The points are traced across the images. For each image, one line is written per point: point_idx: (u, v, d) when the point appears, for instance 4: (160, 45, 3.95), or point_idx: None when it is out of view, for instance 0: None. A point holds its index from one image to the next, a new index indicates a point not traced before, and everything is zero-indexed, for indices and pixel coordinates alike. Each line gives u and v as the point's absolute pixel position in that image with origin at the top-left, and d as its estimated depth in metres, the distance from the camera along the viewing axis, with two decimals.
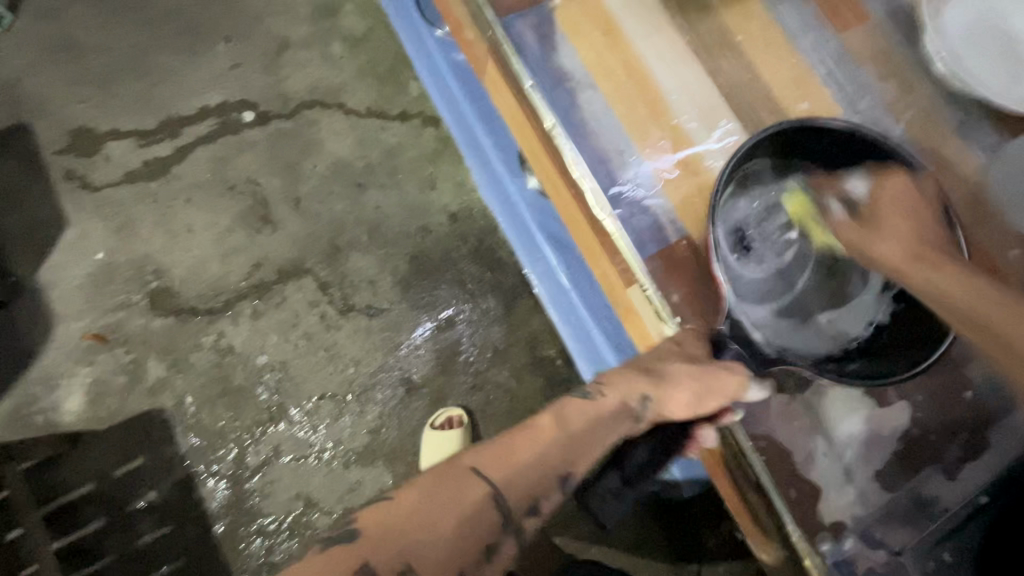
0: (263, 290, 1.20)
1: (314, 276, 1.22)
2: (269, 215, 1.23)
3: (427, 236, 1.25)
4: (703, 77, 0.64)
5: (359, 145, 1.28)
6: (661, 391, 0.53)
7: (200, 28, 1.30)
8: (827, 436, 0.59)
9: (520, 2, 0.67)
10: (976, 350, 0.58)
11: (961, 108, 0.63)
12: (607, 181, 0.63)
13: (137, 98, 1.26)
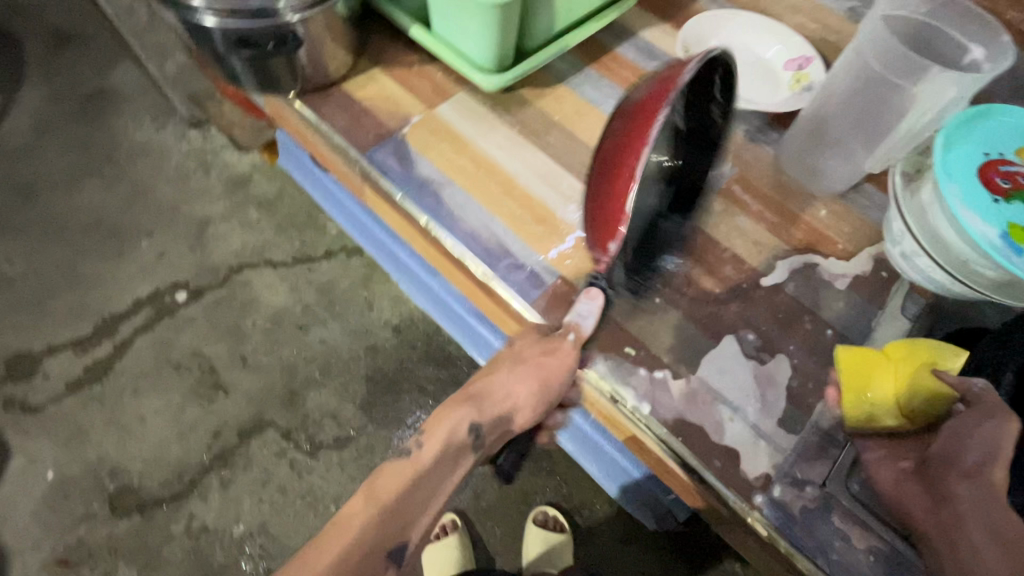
0: (226, 457, 1.20)
1: (276, 426, 1.23)
2: (221, 380, 1.26)
3: (376, 354, 1.31)
4: (541, 155, 0.71)
5: (292, 292, 1.36)
6: (486, 417, 0.53)
7: (122, 230, 1.40)
8: (746, 396, 0.57)
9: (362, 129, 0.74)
10: (825, 298, 0.64)
11: (744, 119, 0.77)
12: (482, 253, 0.63)
13: (73, 310, 1.31)
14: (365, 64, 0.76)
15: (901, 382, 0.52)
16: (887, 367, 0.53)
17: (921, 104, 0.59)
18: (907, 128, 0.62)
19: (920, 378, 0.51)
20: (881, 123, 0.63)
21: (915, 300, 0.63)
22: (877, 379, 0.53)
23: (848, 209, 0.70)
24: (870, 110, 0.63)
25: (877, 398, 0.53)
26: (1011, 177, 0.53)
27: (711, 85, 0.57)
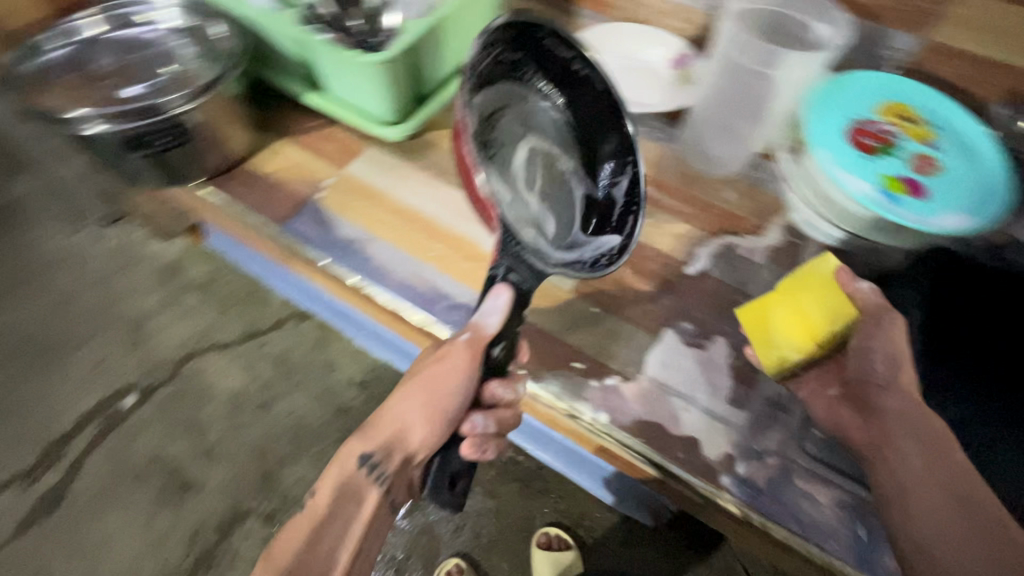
0: (208, 557, 1.14)
1: (256, 514, 1.18)
2: (187, 479, 1.20)
3: (347, 414, 1.27)
4: (458, 192, 0.72)
5: (249, 372, 1.31)
6: (376, 444, 0.52)
7: (54, 345, 1.32)
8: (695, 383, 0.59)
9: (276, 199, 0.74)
10: (748, 273, 0.68)
11: (643, 120, 0.81)
12: (418, 299, 0.63)
13: (13, 441, 1.22)
14: (267, 138, 0.76)
15: (802, 334, 0.54)
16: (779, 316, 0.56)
17: (784, 82, 0.65)
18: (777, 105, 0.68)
19: (831, 304, 0.53)
20: (756, 105, 0.68)
21: (829, 257, 0.68)
22: (784, 330, 0.55)
23: (754, 185, 0.74)
24: (744, 96, 0.68)
25: (785, 347, 0.55)
26: (876, 136, 0.59)
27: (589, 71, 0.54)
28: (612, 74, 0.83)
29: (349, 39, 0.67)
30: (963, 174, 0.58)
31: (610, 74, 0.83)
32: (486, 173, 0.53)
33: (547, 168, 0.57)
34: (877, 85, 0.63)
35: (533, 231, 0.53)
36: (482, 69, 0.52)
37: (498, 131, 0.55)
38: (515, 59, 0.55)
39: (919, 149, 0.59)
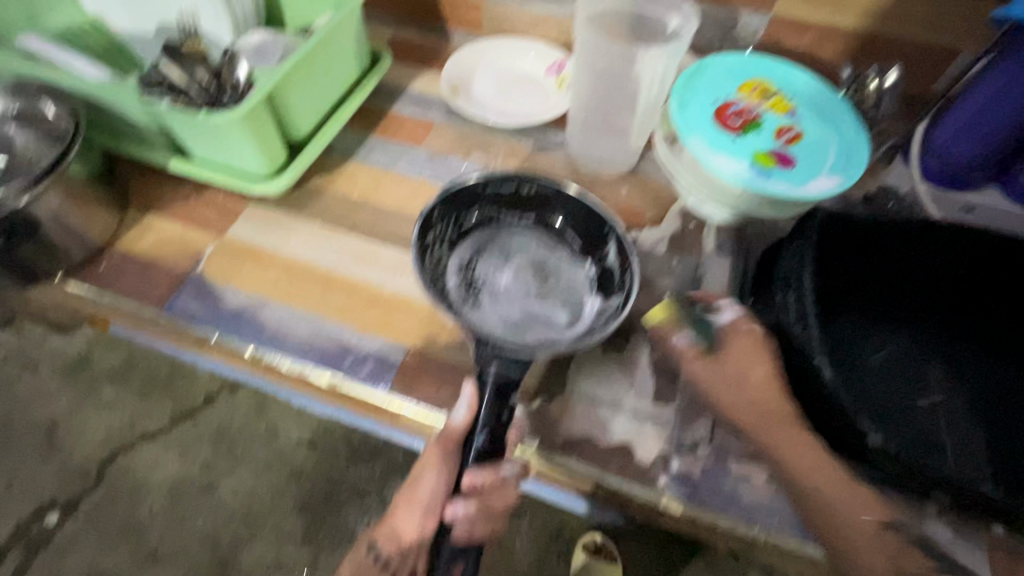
0: None
1: None
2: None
3: (300, 480, 1.05)
4: (350, 237, 0.69)
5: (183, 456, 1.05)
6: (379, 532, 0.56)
7: None
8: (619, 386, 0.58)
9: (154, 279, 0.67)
10: (653, 265, 0.68)
11: (530, 132, 0.81)
12: (323, 359, 0.59)
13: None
14: (135, 215, 0.70)
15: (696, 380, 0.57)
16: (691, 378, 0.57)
17: (650, 74, 0.65)
18: (648, 95, 0.68)
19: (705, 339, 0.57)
20: (625, 99, 0.69)
21: (725, 235, 0.70)
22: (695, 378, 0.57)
23: (644, 179, 0.75)
24: (611, 92, 0.70)
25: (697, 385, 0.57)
26: (741, 116, 0.61)
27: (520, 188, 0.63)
28: (491, 93, 0.83)
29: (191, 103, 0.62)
30: (824, 139, 0.61)
31: (490, 93, 0.83)
32: (483, 304, 0.58)
33: (535, 270, 0.61)
34: (733, 66, 0.65)
35: (545, 328, 0.56)
36: (452, 235, 0.61)
37: (484, 270, 0.60)
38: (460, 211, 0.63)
39: (782, 122, 0.62)
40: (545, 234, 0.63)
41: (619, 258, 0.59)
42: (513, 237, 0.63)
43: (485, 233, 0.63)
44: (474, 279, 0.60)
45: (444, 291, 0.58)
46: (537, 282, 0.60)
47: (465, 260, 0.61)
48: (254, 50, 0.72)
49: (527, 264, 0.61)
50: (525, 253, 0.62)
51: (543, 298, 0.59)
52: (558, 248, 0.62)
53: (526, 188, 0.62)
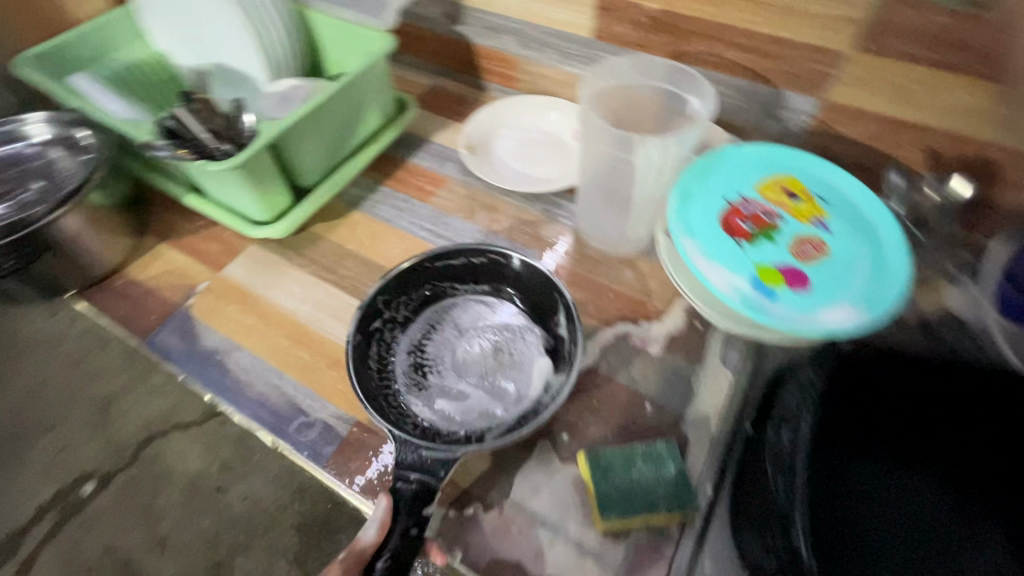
0: None
1: None
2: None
3: None
4: (332, 291, 0.68)
5: None
6: None
7: None
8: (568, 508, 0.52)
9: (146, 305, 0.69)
10: (642, 367, 0.61)
11: (541, 199, 0.77)
12: (270, 417, 0.58)
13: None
14: (151, 242, 0.74)
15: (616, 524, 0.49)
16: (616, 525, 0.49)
17: (643, 164, 0.57)
18: (645, 178, 0.60)
19: None
20: (623, 187, 0.63)
21: (731, 344, 0.61)
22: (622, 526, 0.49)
23: (653, 266, 0.69)
24: (609, 179, 0.63)
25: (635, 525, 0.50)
26: (752, 218, 0.53)
27: (471, 265, 0.64)
28: (512, 153, 0.80)
29: (188, 151, 0.64)
30: (851, 257, 0.51)
31: (511, 153, 0.81)
32: (427, 388, 0.59)
33: (488, 344, 0.62)
34: (757, 158, 0.58)
35: (492, 404, 0.58)
36: (404, 313, 0.62)
37: (433, 349, 0.62)
38: (417, 295, 0.63)
39: (805, 231, 0.53)
40: (501, 308, 0.65)
41: (570, 329, 0.58)
42: (471, 311, 0.65)
43: (441, 309, 0.65)
44: (426, 361, 0.61)
45: (391, 373, 0.59)
46: (489, 355, 0.61)
47: (421, 338, 0.62)
48: (278, 97, 0.74)
49: (479, 339, 0.63)
50: (480, 326, 0.64)
51: (495, 373, 0.60)
52: (513, 320, 0.64)
53: (478, 259, 0.63)
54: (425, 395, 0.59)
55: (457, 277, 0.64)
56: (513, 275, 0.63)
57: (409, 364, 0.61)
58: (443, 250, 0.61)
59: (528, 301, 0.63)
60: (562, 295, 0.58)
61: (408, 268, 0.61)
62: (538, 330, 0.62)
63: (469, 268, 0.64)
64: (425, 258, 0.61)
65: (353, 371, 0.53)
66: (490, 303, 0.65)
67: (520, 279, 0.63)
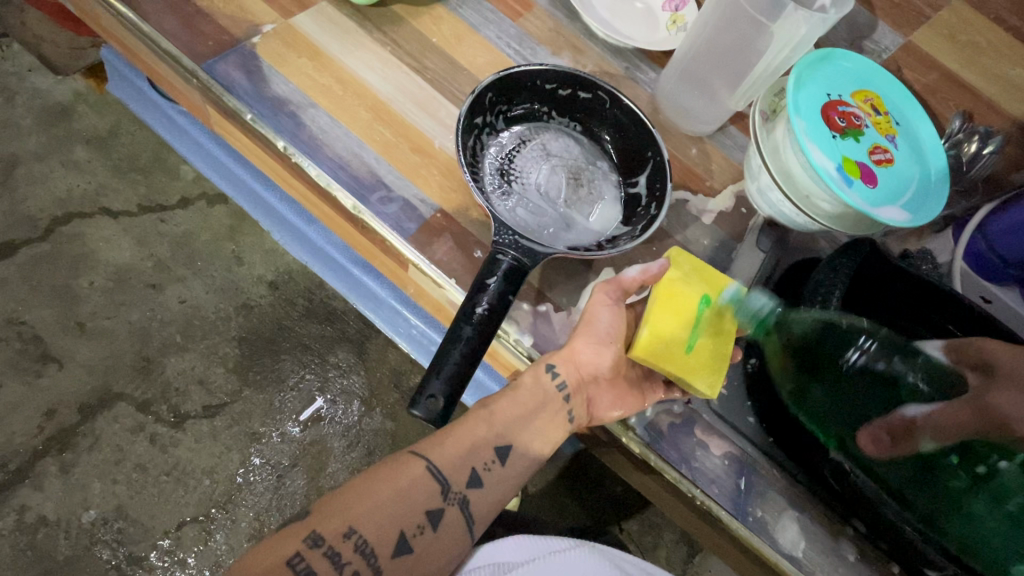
0: (66, 438, 0.99)
1: (128, 400, 1.02)
2: (55, 354, 1.02)
3: (250, 313, 1.10)
4: (415, 79, 0.64)
5: (139, 246, 1.10)
6: (458, 471, 0.49)
7: None
8: (601, 340, 0.53)
9: (192, 25, 0.60)
10: (691, 230, 0.68)
11: (625, 58, 0.77)
12: (352, 182, 0.57)
13: None
14: None
15: (692, 354, 0.51)
16: (687, 358, 0.51)
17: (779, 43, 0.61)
18: (768, 68, 0.64)
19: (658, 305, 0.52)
20: (744, 62, 0.65)
21: (770, 231, 0.69)
22: (699, 359, 0.51)
23: (713, 150, 0.74)
24: (733, 50, 0.65)
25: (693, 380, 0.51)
26: (846, 117, 0.59)
27: (574, 96, 0.65)
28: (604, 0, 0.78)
29: None
30: (909, 174, 0.60)
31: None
32: (511, 196, 0.61)
33: (570, 172, 0.65)
34: (857, 69, 0.63)
35: (567, 226, 0.61)
36: (500, 121, 0.63)
37: (520, 162, 0.63)
38: (513, 104, 0.63)
39: (879, 141, 0.60)
40: (587, 145, 0.66)
41: (653, 185, 0.63)
42: (560, 139, 0.66)
43: (532, 127, 0.65)
44: (511, 171, 0.63)
45: (480, 168, 0.60)
46: (570, 183, 0.64)
47: (509, 148, 0.63)
48: None
49: (563, 166, 0.65)
50: (565, 156, 0.65)
51: (574, 199, 0.63)
52: (597, 159, 0.66)
53: (584, 93, 0.64)
54: (508, 201, 0.60)
55: (556, 103, 0.65)
56: (610, 118, 0.65)
57: (496, 169, 0.62)
58: (556, 68, 0.62)
59: (615, 147, 0.66)
60: (656, 155, 0.62)
61: (518, 73, 0.61)
62: (618, 175, 0.66)
63: (570, 97, 0.64)
64: (538, 68, 0.61)
65: (461, 146, 0.56)
66: (576, 136, 0.67)
67: (615, 122, 0.65)
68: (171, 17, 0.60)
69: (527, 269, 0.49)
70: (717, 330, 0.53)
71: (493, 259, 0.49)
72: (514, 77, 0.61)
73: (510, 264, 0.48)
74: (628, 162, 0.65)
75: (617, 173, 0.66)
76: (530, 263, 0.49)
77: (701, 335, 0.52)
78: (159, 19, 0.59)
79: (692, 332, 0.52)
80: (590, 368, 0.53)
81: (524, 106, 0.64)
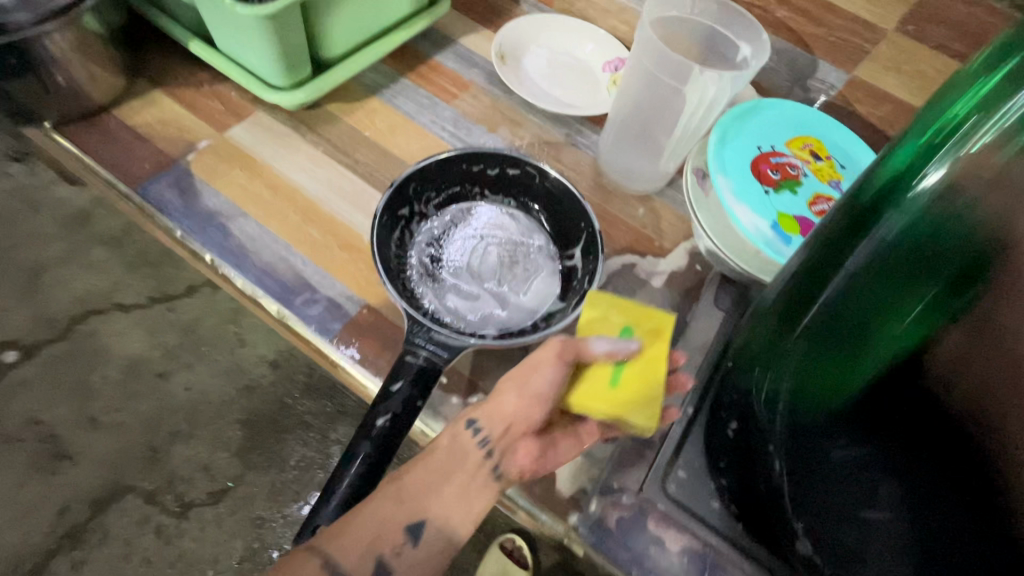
0: (78, 534, 0.93)
1: (137, 492, 0.93)
2: (65, 451, 0.96)
3: (254, 394, 0.99)
4: (346, 174, 0.66)
5: (150, 336, 1.02)
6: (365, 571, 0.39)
7: None
8: (525, 381, 0.44)
9: (133, 151, 0.63)
10: (641, 296, 0.65)
11: (565, 124, 0.76)
12: (276, 286, 0.57)
13: None
14: (144, 88, 0.68)
15: (619, 387, 0.43)
16: (616, 396, 0.43)
17: (696, 100, 0.60)
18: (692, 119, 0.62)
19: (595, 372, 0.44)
20: (668, 122, 0.65)
21: (727, 289, 0.65)
22: (629, 392, 0.43)
23: (663, 207, 0.71)
24: (657, 111, 0.65)
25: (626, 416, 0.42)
26: (780, 168, 0.56)
27: (503, 175, 0.64)
28: (542, 71, 0.79)
29: None
30: None
31: (541, 70, 0.79)
32: (441, 282, 0.60)
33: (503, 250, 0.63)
34: (791, 116, 0.61)
35: (499, 307, 0.59)
36: (430, 208, 0.63)
37: (452, 246, 0.63)
38: (440, 189, 0.63)
39: (822, 189, 0.57)
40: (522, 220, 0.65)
41: (587, 256, 0.61)
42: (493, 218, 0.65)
43: (464, 209, 0.65)
44: (442, 255, 0.62)
45: (408, 258, 0.60)
46: (505, 262, 0.62)
47: (439, 233, 0.63)
48: None
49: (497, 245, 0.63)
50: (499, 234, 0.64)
51: (508, 278, 0.61)
52: (532, 233, 0.64)
53: (512, 170, 0.64)
54: (436, 288, 0.59)
55: (486, 183, 0.65)
56: (542, 192, 0.64)
57: (425, 256, 0.61)
58: (479, 150, 0.63)
59: (550, 219, 0.64)
60: (589, 226, 0.61)
61: (439, 161, 0.61)
62: (556, 247, 0.64)
63: (498, 176, 0.64)
64: (461, 154, 0.62)
65: (376, 243, 0.56)
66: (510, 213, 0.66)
67: (546, 195, 0.64)
68: (111, 146, 0.64)
69: (437, 371, 0.47)
70: (648, 351, 0.44)
71: (400, 361, 0.48)
72: (437, 165, 0.62)
73: (418, 368, 0.47)
74: (564, 233, 0.63)
75: (554, 245, 0.64)
76: (442, 363, 0.47)
77: (628, 362, 0.44)
78: (103, 149, 0.63)
79: (620, 364, 0.44)
80: (517, 416, 0.44)
81: (453, 190, 0.64)
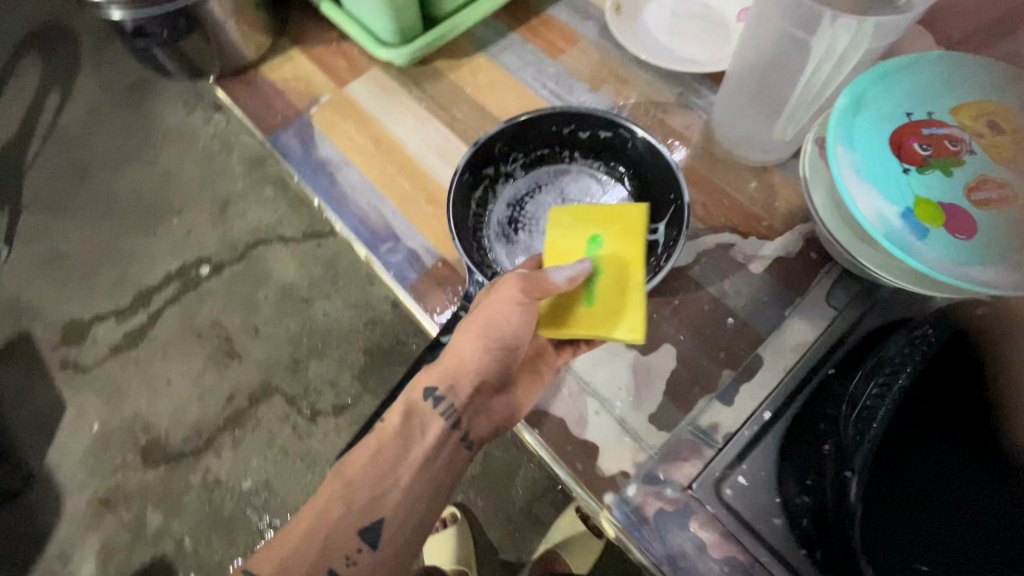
0: (240, 420, 0.91)
1: (282, 393, 0.92)
2: (235, 349, 0.94)
3: (377, 328, 0.92)
4: (443, 130, 0.68)
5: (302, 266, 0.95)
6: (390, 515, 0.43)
7: (87, 169, 1.06)
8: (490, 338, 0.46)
9: (269, 105, 0.72)
10: (735, 281, 0.58)
11: (679, 83, 0.69)
12: (366, 233, 0.62)
13: (43, 270, 1.01)
14: (283, 47, 0.76)
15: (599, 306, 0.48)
16: (596, 314, 0.47)
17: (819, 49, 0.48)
18: (819, 67, 0.50)
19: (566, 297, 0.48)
20: (787, 82, 0.54)
21: (843, 283, 0.56)
22: (610, 309, 0.47)
23: (779, 182, 0.62)
24: (776, 67, 0.54)
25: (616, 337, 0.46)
26: (929, 144, 0.45)
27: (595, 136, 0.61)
28: (662, 21, 0.71)
29: None
30: None
31: (661, 20, 0.71)
32: (515, 244, 0.60)
33: None
34: (967, 74, 0.47)
35: None
36: (515, 168, 0.63)
37: (532, 208, 0.62)
38: (527, 149, 0.62)
39: (989, 172, 0.44)
40: (610, 186, 0.62)
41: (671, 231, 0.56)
42: (580, 182, 0.63)
43: (550, 171, 0.63)
44: (520, 218, 0.62)
45: (486, 218, 0.61)
46: None
47: (521, 195, 0.63)
48: None
49: None
50: (583, 199, 0.62)
51: None
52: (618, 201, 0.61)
53: (604, 132, 0.60)
54: (509, 250, 0.60)
55: (576, 145, 0.62)
56: (633, 158, 0.60)
57: (503, 217, 0.62)
58: (571, 109, 0.58)
59: (640, 188, 0.60)
60: (678, 198, 0.55)
61: (527, 119, 0.59)
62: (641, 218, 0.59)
63: (589, 137, 0.61)
64: (552, 112, 0.59)
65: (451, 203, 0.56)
66: (598, 178, 0.62)
67: (637, 160, 0.59)
68: (253, 101, 0.73)
69: None
70: (610, 267, 0.49)
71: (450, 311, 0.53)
72: (526, 123, 0.59)
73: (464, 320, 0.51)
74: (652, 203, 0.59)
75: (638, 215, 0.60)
76: None
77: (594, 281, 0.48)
78: (248, 103, 0.73)
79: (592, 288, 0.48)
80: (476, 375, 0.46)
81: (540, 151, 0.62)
